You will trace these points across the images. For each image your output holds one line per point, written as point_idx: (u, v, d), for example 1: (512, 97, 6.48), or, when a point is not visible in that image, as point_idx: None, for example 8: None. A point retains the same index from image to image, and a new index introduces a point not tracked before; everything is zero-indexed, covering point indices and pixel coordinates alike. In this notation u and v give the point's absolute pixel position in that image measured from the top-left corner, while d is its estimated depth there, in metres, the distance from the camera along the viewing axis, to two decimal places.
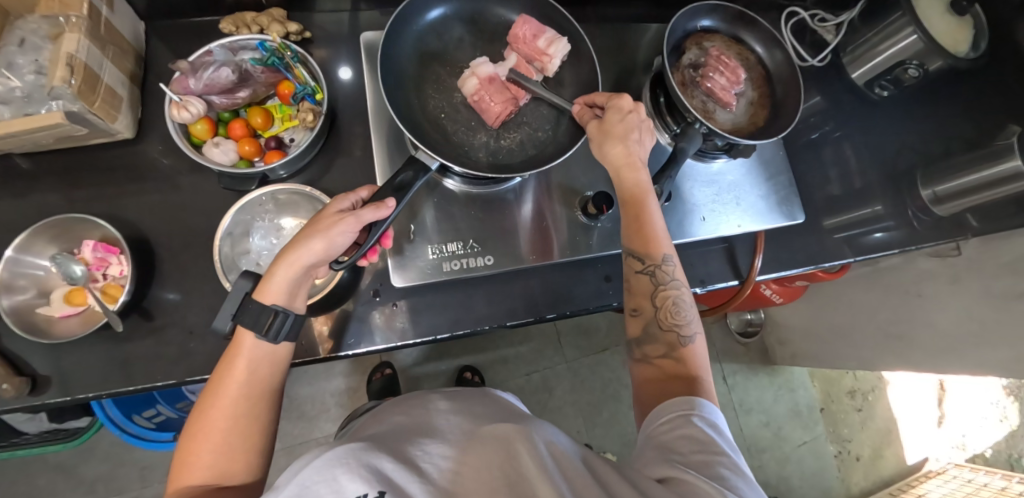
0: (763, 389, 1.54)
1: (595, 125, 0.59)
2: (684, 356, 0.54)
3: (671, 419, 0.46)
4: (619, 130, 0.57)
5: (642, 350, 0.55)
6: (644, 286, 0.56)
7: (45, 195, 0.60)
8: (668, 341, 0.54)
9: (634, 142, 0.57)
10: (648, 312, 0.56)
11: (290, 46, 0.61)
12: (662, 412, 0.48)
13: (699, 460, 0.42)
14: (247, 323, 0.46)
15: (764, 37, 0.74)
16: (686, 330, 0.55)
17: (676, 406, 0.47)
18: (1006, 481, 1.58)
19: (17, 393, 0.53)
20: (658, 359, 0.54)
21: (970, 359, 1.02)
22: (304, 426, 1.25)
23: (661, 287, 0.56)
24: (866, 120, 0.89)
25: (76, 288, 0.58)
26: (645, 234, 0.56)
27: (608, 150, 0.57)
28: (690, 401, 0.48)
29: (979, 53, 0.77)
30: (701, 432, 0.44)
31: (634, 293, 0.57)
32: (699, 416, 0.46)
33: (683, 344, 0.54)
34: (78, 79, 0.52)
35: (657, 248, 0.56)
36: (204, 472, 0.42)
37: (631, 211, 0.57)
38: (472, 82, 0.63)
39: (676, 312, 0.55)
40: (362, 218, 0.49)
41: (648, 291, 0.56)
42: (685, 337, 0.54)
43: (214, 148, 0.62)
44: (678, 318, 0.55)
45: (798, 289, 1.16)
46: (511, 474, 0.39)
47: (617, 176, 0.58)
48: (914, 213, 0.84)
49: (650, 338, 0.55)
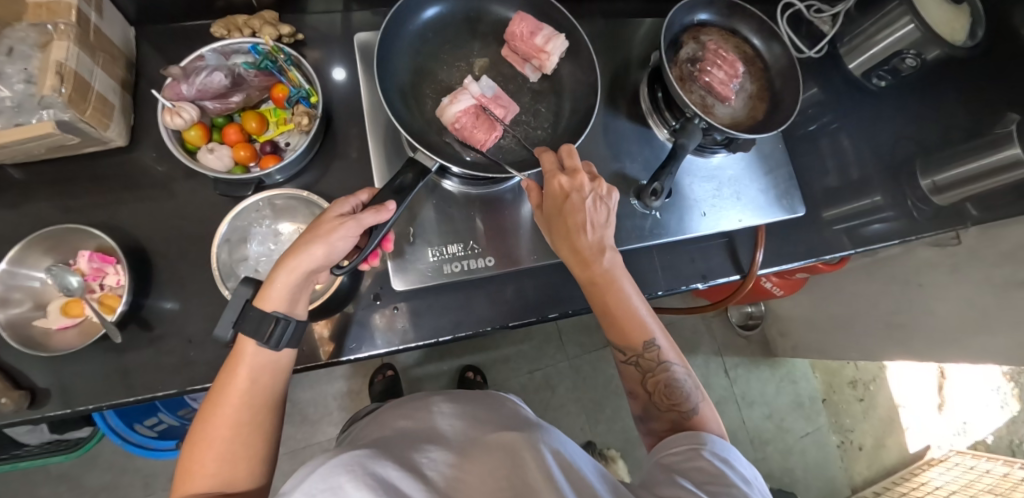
0: (764, 382, 1.54)
1: (543, 217, 0.57)
2: (689, 431, 0.52)
3: (681, 452, 0.47)
4: (561, 223, 0.55)
5: (648, 429, 0.56)
6: (632, 374, 0.56)
7: (38, 206, 0.59)
8: (670, 419, 0.53)
9: (582, 230, 0.55)
10: (644, 396, 0.56)
11: (283, 49, 0.59)
12: (671, 445, 0.49)
13: (711, 489, 0.42)
14: (248, 330, 0.46)
15: (761, 30, 0.74)
16: (683, 410, 0.54)
17: (685, 441, 0.48)
18: (1009, 467, 1.59)
19: (16, 407, 0.53)
20: (664, 434, 0.54)
21: (972, 348, 1.03)
22: (308, 430, 1.25)
23: (649, 374, 0.55)
24: (865, 110, 0.88)
25: (73, 298, 0.57)
26: (619, 327, 0.56)
27: (563, 248, 0.56)
28: (700, 438, 0.48)
29: (977, 42, 0.77)
30: (711, 464, 0.44)
31: (626, 379, 0.57)
32: (709, 450, 0.46)
33: (688, 418, 0.53)
34: (69, 87, 0.51)
35: (634, 338, 0.55)
36: (207, 481, 0.42)
37: (600, 304, 0.56)
38: (452, 110, 0.61)
39: (672, 392, 0.54)
40: (363, 221, 0.49)
41: (637, 378, 0.56)
42: (688, 411, 0.53)
43: (208, 154, 0.61)
44: (674, 397, 0.54)
45: (798, 281, 1.16)
46: (516, 481, 0.39)
47: (579, 272, 0.56)
48: (914, 203, 0.83)
49: (651, 419, 0.55)
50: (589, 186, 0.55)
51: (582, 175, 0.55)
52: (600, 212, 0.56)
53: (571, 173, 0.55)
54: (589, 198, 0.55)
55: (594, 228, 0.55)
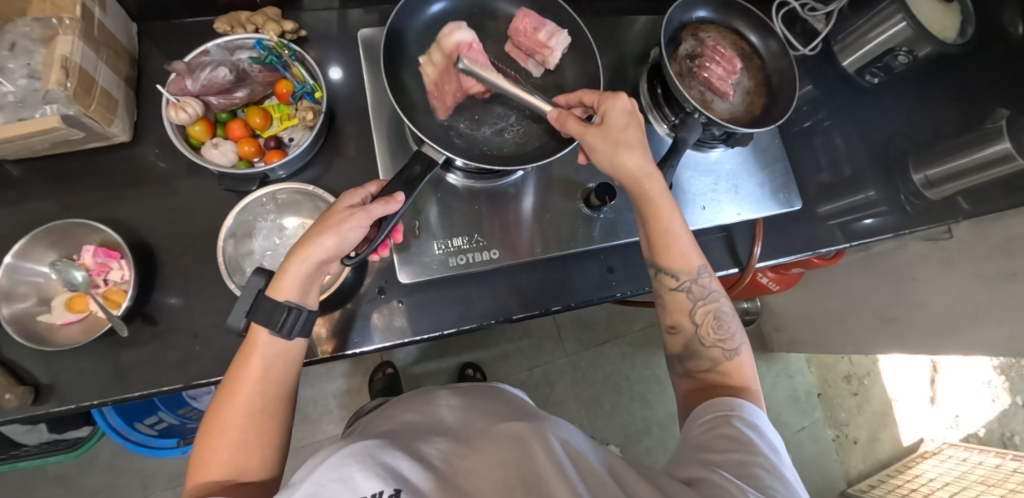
0: (761, 377, 1.56)
1: (597, 138, 0.54)
2: (729, 371, 0.55)
3: (711, 419, 0.48)
4: (623, 137, 0.54)
5: (685, 366, 0.57)
6: (681, 303, 0.57)
7: (41, 202, 0.59)
8: (712, 357, 0.55)
9: (642, 151, 0.55)
10: (689, 329, 0.57)
11: (287, 44, 0.61)
12: (703, 413, 0.49)
13: (736, 458, 0.42)
14: (260, 319, 0.46)
15: (758, 27, 0.75)
16: (729, 344, 0.56)
17: (716, 407, 0.49)
18: (1001, 458, 1.62)
19: (20, 403, 0.53)
20: (701, 373, 0.55)
21: (963, 340, 1.05)
22: (307, 428, 1.24)
23: (700, 304, 0.56)
24: (858, 107, 0.90)
25: (77, 293, 0.57)
26: (675, 251, 0.56)
27: (622, 166, 0.54)
28: (732, 403, 0.48)
29: (966, 39, 0.79)
30: (740, 432, 0.45)
31: (672, 310, 0.57)
32: (738, 417, 0.47)
33: (730, 357, 0.55)
34: (74, 82, 0.51)
35: (688, 264, 0.56)
36: (220, 469, 0.42)
37: (655, 225, 0.56)
38: (461, 38, 0.61)
39: (719, 326, 0.56)
40: (373, 213, 0.49)
41: (686, 308, 0.57)
42: (730, 350, 0.55)
43: (213, 149, 0.62)
44: (720, 332, 0.56)
45: (793, 276, 1.17)
46: (526, 472, 0.39)
47: (635, 192, 0.55)
48: (907, 197, 0.85)
49: (693, 354, 0.56)
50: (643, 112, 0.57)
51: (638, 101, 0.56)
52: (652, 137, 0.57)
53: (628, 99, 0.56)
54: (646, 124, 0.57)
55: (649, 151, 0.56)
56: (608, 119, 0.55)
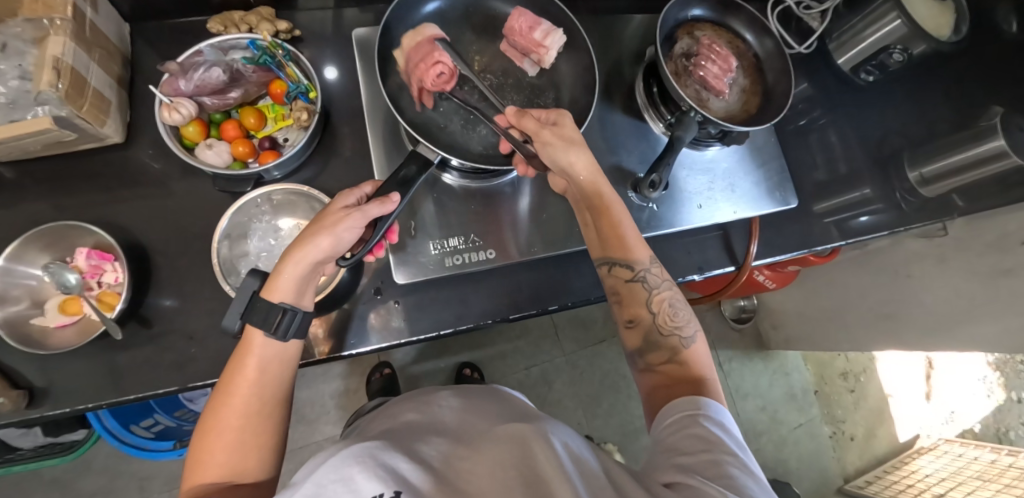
0: (758, 374, 1.57)
1: (551, 134, 0.56)
2: (688, 359, 0.54)
3: (677, 420, 0.47)
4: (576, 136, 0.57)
5: (646, 358, 0.56)
6: (636, 294, 0.57)
7: (33, 204, 0.59)
8: (672, 346, 0.55)
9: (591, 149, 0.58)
10: (646, 320, 0.56)
11: (281, 44, 0.60)
12: (669, 414, 0.49)
13: (708, 457, 0.42)
14: (256, 321, 0.46)
15: (753, 26, 0.75)
16: (685, 332, 0.56)
17: (682, 407, 0.48)
18: (996, 454, 1.64)
19: (15, 407, 0.52)
20: (663, 365, 0.54)
21: (958, 336, 1.05)
22: (304, 429, 1.24)
23: (654, 293, 0.57)
24: (853, 105, 0.90)
25: (71, 296, 0.56)
26: (627, 241, 0.57)
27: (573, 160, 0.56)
28: (696, 402, 0.48)
29: (960, 36, 0.79)
30: (708, 431, 0.45)
31: (628, 303, 0.57)
32: (706, 417, 0.46)
33: (687, 346, 0.55)
34: (66, 83, 0.51)
35: (641, 255, 0.57)
36: (217, 470, 0.42)
37: (606, 218, 0.57)
38: (435, 31, 0.64)
39: (675, 316, 0.56)
40: (368, 213, 0.49)
41: (642, 299, 0.57)
42: (688, 339, 0.55)
43: (208, 150, 0.61)
44: (676, 321, 0.56)
45: (790, 274, 1.18)
46: (527, 472, 0.40)
47: (586, 186, 0.57)
48: (902, 194, 0.86)
49: (652, 346, 0.56)
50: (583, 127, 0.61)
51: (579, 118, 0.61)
52: None
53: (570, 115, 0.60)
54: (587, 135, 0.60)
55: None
56: (562, 122, 0.58)
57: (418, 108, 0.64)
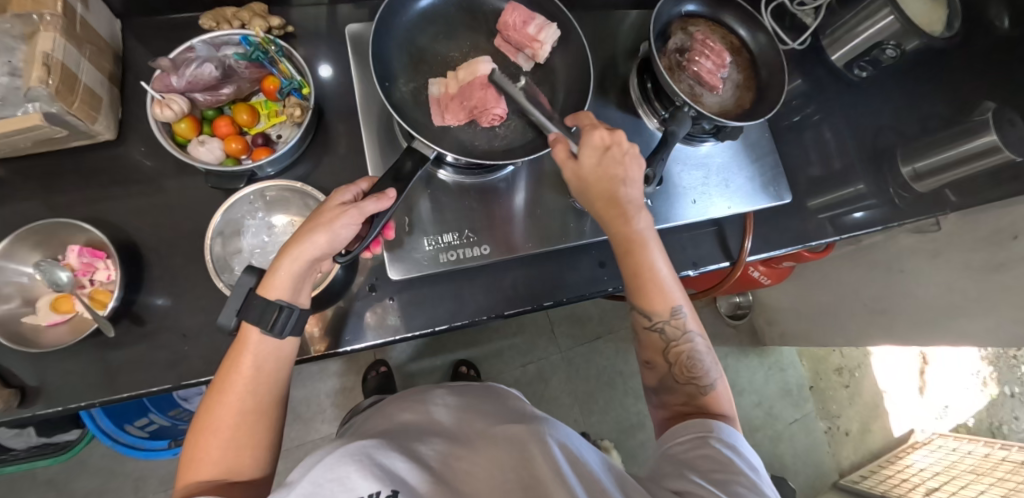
0: (753, 370, 1.57)
1: (569, 169, 0.57)
2: (706, 404, 0.55)
3: (688, 441, 0.48)
4: (596, 173, 0.56)
5: (661, 398, 0.58)
6: (655, 343, 0.58)
7: (23, 202, 0.59)
8: (687, 392, 0.56)
9: (618, 184, 0.56)
10: (662, 367, 0.58)
11: (274, 40, 0.60)
12: (680, 432, 0.50)
13: (718, 478, 0.43)
14: (252, 318, 0.46)
15: (747, 21, 0.75)
16: (703, 381, 0.56)
17: (693, 428, 0.49)
18: (989, 447, 1.65)
19: (6, 406, 0.52)
20: (677, 406, 0.56)
21: (950, 331, 1.06)
22: (300, 428, 1.24)
23: (673, 344, 0.57)
24: (847, 101, 0.90)
25: (62, 295, 0.56)
26: (648, 292, 0.57)
27: (593, 200, 0.57)
28: (708, 424, 0.49)
29: (953, 32, 0.80)
30: (719, 452, 0.46)
31: (647, 347, 0.59)
32: (717, 438, 0.47)
33: (703, 394, 0.56)
34: (56, 79, 0.51)
35: (663, 305, 0.57)
36: (212, 468, 0.42)
37: (627, 264, 0.57)
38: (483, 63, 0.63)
39: (692, 365, 0.57)
40: (365, 210, 0.49)
41: (660, 347, 0.58)
42: (705, 387, 0.56)
43: (200, 147, 0.61)
44: (694, 370, 0.57)
45: (785, 270, 1.18)
46: (524, 476, 0.40)
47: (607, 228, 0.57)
48: (895, 190, 0.86)
49: (668, 389, 0.58)
50: (627, 143, 0.57)
51: (622, 132, 0.57)
52: (633, 169, 0.57)
53: (611, 128, 0.57)
54: (625, 154, 0.57)
55: (631, 184, 0.57)
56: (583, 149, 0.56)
57: (439, 122, 0.63)
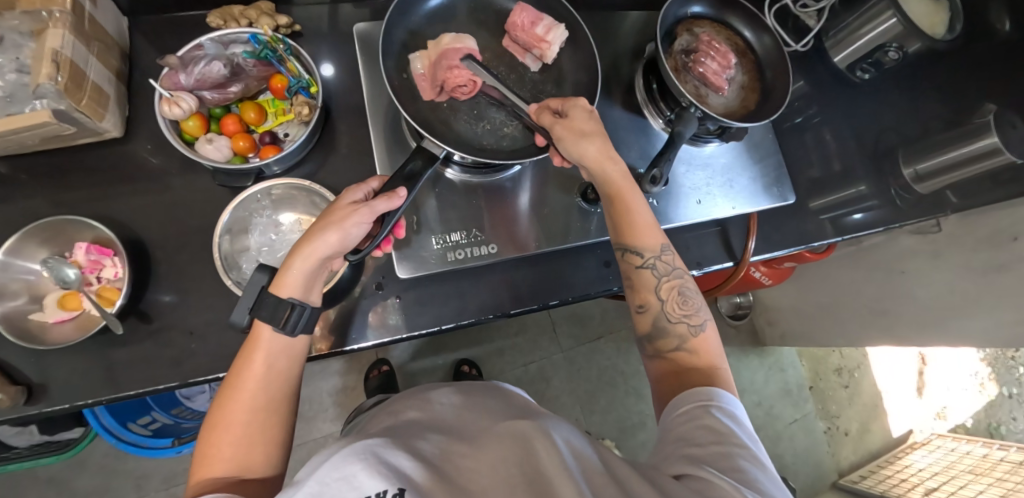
0: (753, 370, 1.58)
1: (562, 128, 0.56)
2: (697, 347, 0.56)
3: (688, 411, 0.48)
4: (585, 125, 0.57)
5: (654, 345, 0.57)
6: (647, 280, 0.58)
7: (29, 199, 0.58)
8: (679, 333, 0.56)
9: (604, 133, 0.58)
10: (654, 306, 0.58)
11: (283, 39, 0.60)
12: (680, 403, 0.49)
13: (719, 451, 0.43)
14: (263, 315, 0.46)
15: (752, 22, 0.76)
16: (695, 320, 0.57)
17: (693, 397, 0.49)
18: (987, 448, 1.66)
19: (13, 403, 0.52)
20: (671, 352, 0.56)
21: (951, 332, 1.07)
22: (302, 427, 1.24)
23: (664, 280, 0.58)
24: (849, 102, 0.91)
25: (69, 292, 0.56)
26: (637, 228, 0.58)
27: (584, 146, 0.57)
28: (706, 392, 0.49)
29: (954, 35, 0.81)
30: (719, 422, 0.46)
31: (638, 288, 0.58)
32: (717, 407, 0.47)
33: (695, 334, 0.56)
34: (65, 76, 0.51)
35: (651, 242, 0.58)
36: (225, 464, 0.42)
37: (617, 203, 0.58)
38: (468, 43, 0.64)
39: (684, 301, 0.57)
40: (376, 209, 0.49)
41: (651, 285, 0.58)
42: (696, 326, 0.56)
43: (207, 144, 0.61)
44: (686, 307, 0.57)
45: (786, 270, 1.19)
46: (530, 471, 0.40)
47: (595, 172, 0.58)
48: (897, 191, 0.86)
49: (660, 332, 0.57)
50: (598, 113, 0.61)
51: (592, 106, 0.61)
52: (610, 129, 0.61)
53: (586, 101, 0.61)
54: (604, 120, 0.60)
55: None
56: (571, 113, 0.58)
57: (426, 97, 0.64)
